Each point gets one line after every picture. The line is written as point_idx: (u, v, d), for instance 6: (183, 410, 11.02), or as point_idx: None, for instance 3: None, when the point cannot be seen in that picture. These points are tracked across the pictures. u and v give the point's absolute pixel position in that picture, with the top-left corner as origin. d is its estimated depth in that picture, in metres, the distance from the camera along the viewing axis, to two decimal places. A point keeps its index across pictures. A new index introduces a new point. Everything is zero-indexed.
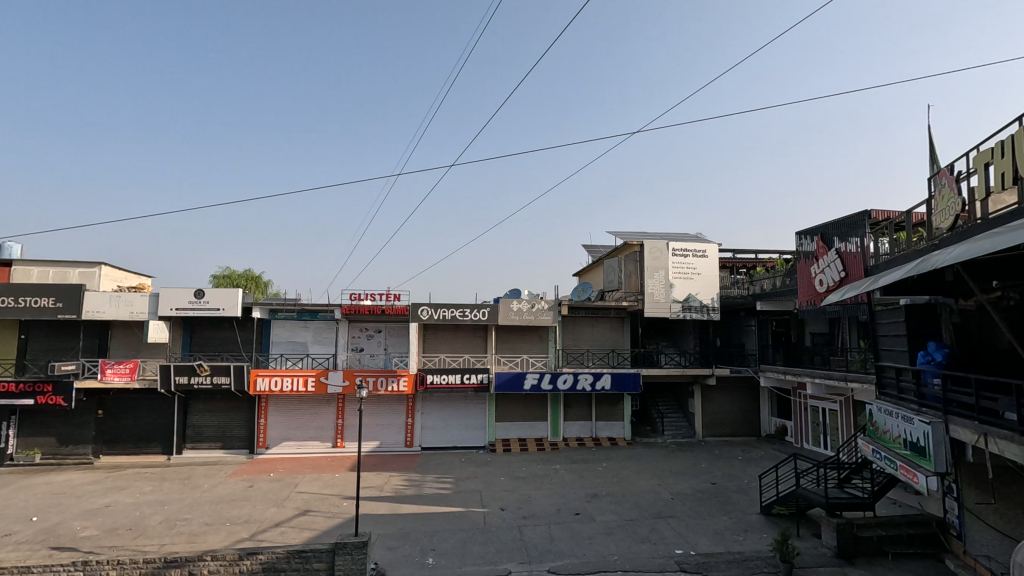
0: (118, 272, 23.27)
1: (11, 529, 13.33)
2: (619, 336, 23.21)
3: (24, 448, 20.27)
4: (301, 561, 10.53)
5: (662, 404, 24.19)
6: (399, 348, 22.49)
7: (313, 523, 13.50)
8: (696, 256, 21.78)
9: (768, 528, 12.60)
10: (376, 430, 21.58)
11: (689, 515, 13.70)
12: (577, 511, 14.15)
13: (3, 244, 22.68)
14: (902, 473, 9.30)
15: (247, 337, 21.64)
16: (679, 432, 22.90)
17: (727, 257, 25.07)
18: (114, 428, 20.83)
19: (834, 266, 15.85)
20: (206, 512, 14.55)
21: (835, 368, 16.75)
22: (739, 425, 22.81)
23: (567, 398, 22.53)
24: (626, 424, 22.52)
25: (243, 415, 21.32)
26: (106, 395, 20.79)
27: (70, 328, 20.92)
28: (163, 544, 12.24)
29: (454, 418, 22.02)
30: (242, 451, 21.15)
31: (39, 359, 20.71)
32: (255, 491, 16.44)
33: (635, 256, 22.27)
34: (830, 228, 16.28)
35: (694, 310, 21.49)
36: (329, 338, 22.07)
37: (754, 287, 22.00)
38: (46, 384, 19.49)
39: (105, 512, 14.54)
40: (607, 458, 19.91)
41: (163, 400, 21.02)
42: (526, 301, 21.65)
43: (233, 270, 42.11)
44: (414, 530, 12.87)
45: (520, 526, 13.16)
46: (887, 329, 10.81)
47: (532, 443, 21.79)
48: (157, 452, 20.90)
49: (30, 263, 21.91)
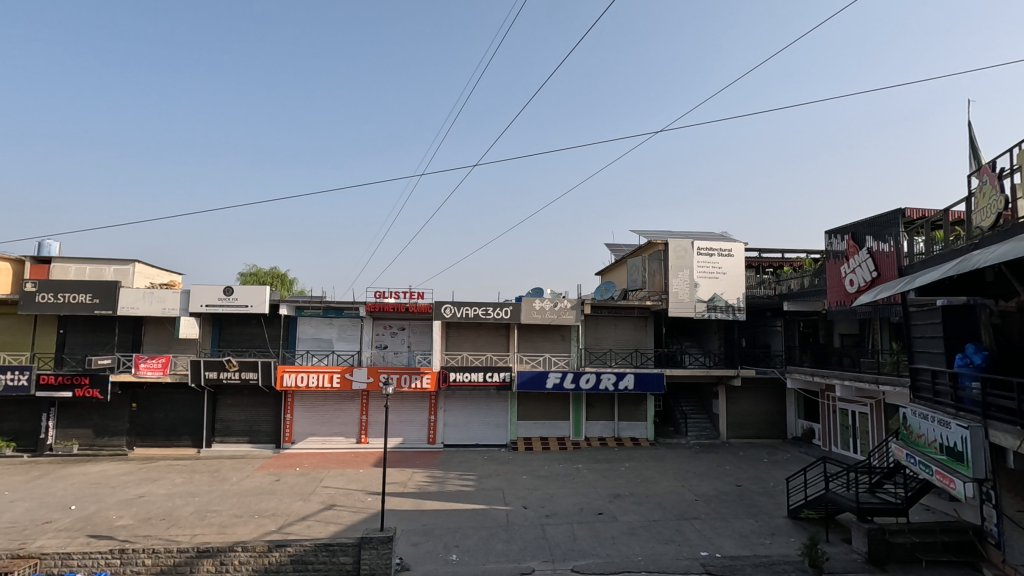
0: (151, 269, 23.98)
1: (51, 517, 13.81)
2: (642, 335, 23.05)
3: (62, 439, 20.98)
4: (328, 555, 10.70)
5: (686, 404, 23.92)
6: (423, 346, 22.68)
7: (338, 517, 13.71)
8: (722, 255, 21.45)
9: (796, 532, 12.38)
10: (400, 426, 21.80)
11: (714, 517, 13.53)
12: (600, 511, 14.08)
13: (43, 243, 23.59)
14: (937, 478, 9.05)
15: (274, 334, 22.05)
16: (702, 433, 22.64)
17: (753, 257, 24.68)
18: (147, 421, 21.44)
19: (865, 266, 15.50)
20: (235, 504, 14.88)
21: (865, 370, 16.41)
22: (765, 427, 22.47)
23: (590, 398, 22.44)
24: (649, 424, 22.36)
25: (270, 410, 21.73)
26: (140, 389, 21.41)
27: (106, 323, 21.58)
28: (195, 535, 12.57)
29: (477, 416, 22.13)
30: (269, 445, 21.56)
31: (76, 353, 21.41)
32: (281, 485, 16.77)
33: (659, 254, 22.07)
34: (861, 228, 15.89)
35: (719, 309, 21.21)
36: (354, 335, 22.36)
37: (781, 287, 21.59)
38: (83, 377, 20.15)
39: (138, 503, 14.97)
40: (630, 458, 19.82)
41: (194, 394, 21.57)
42: (549, 300, 21.64)
43: (259, 269, 43.04)
44: (438, 527, 12.97)
45: (543, 524, 13.17)
46: (922, 330, 10.48)
47: (554, 442, 21.76)
48: (187, 445, 21.44)
49: (68, 260, 22.69)
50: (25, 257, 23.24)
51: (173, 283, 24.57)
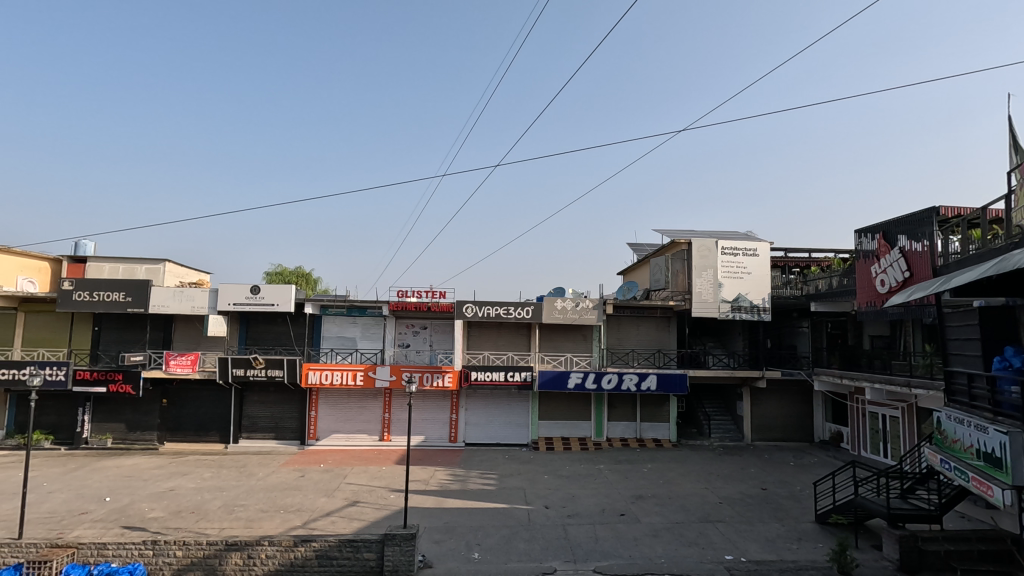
0: (180, 268, 24.62)
1: (87, 509, 14.27)
2: (665, 335, 22.82)
3: (97, 433, 21.66)
4: (352, 550, 10.85)
5: (710, 406, 23.62)
6: (445, 345, 22.83)
7: (362, 514, 13.88)
8: (747, 255, 21.11)
9: (824, 538, 12.12)
10: (422, 424, 21.96)
11: (738, 520, 13.33)
12: (622, 512, 13.99)
13: (79, 243, 24.44)
14: (974, 485, 8.76)
15: (299, 332, 22.42)
16: (726, 434, 22.33)
17: (779, 256, 24.25)
18: (177, 417, 22.01)
19: (897, 265, 15.11)
20: (261, 499, 15.18)
21: (897, 373, 16.01)
22: (791, 430, 22.07)
23: (611, 398, 22.31)
24: (671, 425, 22.14)
25: (296, 407, 22.11)
26: (170, 385, 21.97)
27: (138, 320, 22.21)
28: (223, 528, 12.84)
29: (498, 415, 22.18)
30: (294, 442, 21.92)
31: (111, 349, 22.09)
32: (306, 481, 17.05)
33: (682, 254, 21.84)
34: (892, 227, 15.49)
35: (744, 310, 20.89)
36: (377, 334, 22.60)
37: (808, 287, 20.97)
38: (117, 373, 20.70)
39: (169, 496, 15.37)
40: (652, 459, 19.65)
41: (222, 390, 22.07)
42: (571, 300, 21.56)
43: (285, 268, 43.84)
44: (460, 525, 13.03)
45: (565, 524, 13.15)
46: (957, 332, 10.15)
47: (575, 443, 21.68)
48: (215, 440, 21.95)
49: (102, 259, 23.44)
50: (63, 257, 24.11)
51: (202, 282, 25.11)
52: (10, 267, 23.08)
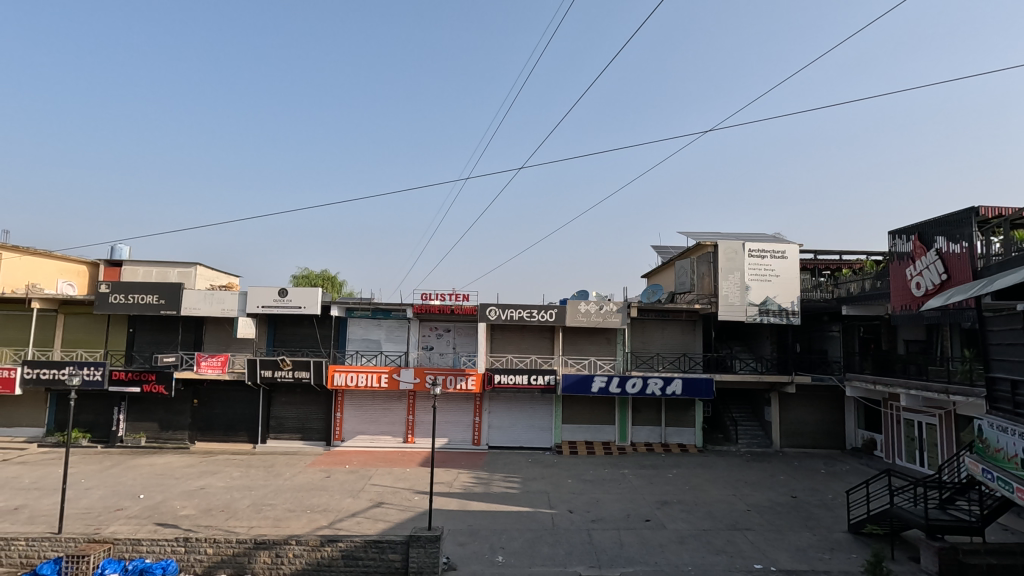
0: (211, 271, 25.27)
1: (122, 505, 14.68)
2: (691, 339, 22.48)
3: (132, 431, 22.26)
4: (377, 551, 10.92)
5: (737, 411, 23.19)
6: (468, 347, 22.93)
7: (387, 515, 13.99)
8: (775, 257, 20.70)
9: (858, 548, 11.79)
10: (445, 427, 22.05)
11: (768, 528, 13.02)
12: (648, 518, 13.81)
13: (115, 247, 25.29)
14: (1018, 496, 8.39)
15: (325, 334, 22.74)
16: (754, 441, 21.89)
17: (808, 258, 23.69)
18: (207, 417, 22.51)
19: (933, 267, 14.63)
20: (289, 499, 15.42)
21: (933, 379, 15.49)
22: (822, 436, 21.52)
23: (636, 403, 22.08)
24: (697, 431, 21.80)
25: (322, 408, 22.42)
26: (200, 386, 22.48)
27: (170, 322, 22.80)
28: (251, 527, 13.08)
29: (521, 418, 22.13)
30: (319, 442, 22.23)
31: (145, 350, 22.71)
32: (332, 481, 17.27)
33: (709, 256, 21.54)
34: (929, 228, 14.99)
35: (772, 313, 20.50)
36: (401, 336, 22.79)
37: (839, 290, 20.14)
38: (150, 373, 21.27)
39: (200, 494, 15.72)
40: (678, 465, 19.36)
41: (250, 391, 22.50)
42: (594, 303, 21.39)
43: (311, 271, 44.48)
44: (483, 528, 13.01)
45: (589, 529, 13.02)
46: (999, 336, 9.74)
47: (599, 447, 21.53)
48: (244, 440, 22.39)
49: (137, 263, 24.22)
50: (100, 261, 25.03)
51: (231, 285, 25.73)
52: (50, 270, 24.03)
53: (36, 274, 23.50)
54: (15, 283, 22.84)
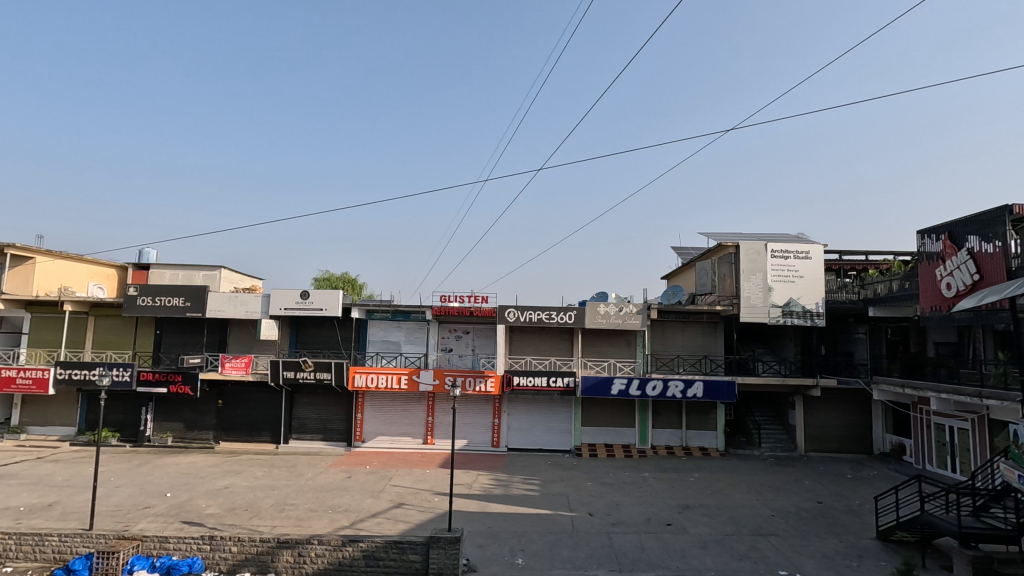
0: (235, 274, 25.79)
1: (150, 503, 15.02)
2: (712, 341, 22.20)
3: (159, 431, 22.76)
4: (398, 552, 10.98)
5: (760, 414, 22.81)
6: (487, 349, 22.98)
7: (407, 516, 14.06)
8: (799, 257, 20.35)
9: (887, 556, 11.50)
10: (465, 428, 22.10)
11: (793, 534, 12.78)
12: (669, 522, 13.66)
13: (143, 250, 25.95)
14: None
15: (346, 336, 22.98)
16: (778, 445, 21.50)
17: (833, 258, 23.21)
18: (231, 417, 22.90)
19: (965, 267, 14.25)
20: (311, 499, 15.60)
21: (965, 382, 15.06)
22: (848, 441, 21.03)
23: (656, 405, 21.87)
24: (719, 434, 21.49)
25: (343, 409, 22.66)
26: (225, 386, 22.90)
27: (196, 324, 23.27)
28: (274, 526, 13.25)
29: (541, 420, 22.08)
30: (340, 443, 22.47)
31: (171, 351, 23.21)
32: (353, 482, 17.42)
33: (730, 257, 21.26)
34: (960, 227, 14.59)
35: (796, 315, 20.13)
36: (421, 338, 22.93)
37: (866, 291, 19.69)
38: (176, 374, 21.73)
39: (225, 493, 16.00)
40: (699, 469, 19.10)
41: (273, 392, 22.84)
42: (613, 305, 21.27)
43: (332, 273, 45.07)
44: (503, 530, 13.00)
45: (609, 533, 12.92)
46: None
47: (619, 450, 21.37)
48: (267, 440, 22.72)
49: (164, 266, 24.83)
50: (129, 265, 25.69)
51: (255, 288, 26.23)
52: (81, 273, 24.75)
53: (68, 277, 24.20)
54: (49, 286, 23.55)
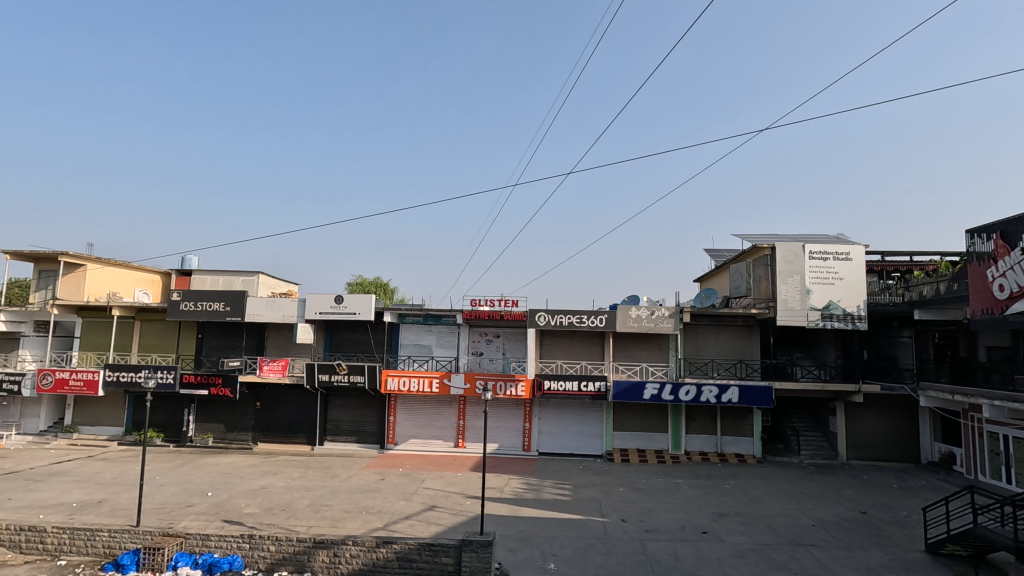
0: (272, 280, 26.53)
1: (192, 501, 15.52)
2: (747, 345, 21.70)
3: (200, 432, 23.52)
4: (430, 554, 11.05)
5: (798, 420, 22.16)
6: (517, 353, 23.00)
7: (439, 519, 14.14)
8: (838, 258, 19.73)
9: (936, 570, 10.99)
10: (496, 432, 22.16)
11: (835, 545, 12.35)
12: (704, 530, 13.37)
13: (186, 257, 26.90)
14: None
15: (379, 339, 23.33)
16: (817, 452, 20.84)
17: (874, 259, 22.42)
18: (269, 419, 23.50)
19: (1019, 268, 13.55)
20: (345, 500, 15.87)
21: (1020, 389, 14.32)
22: (893, 449, 20.24)
23: (690, 410, 21.48)
24: (756, 441, 20.95)
25: (376, 412, 23.00)
26: (263, 389, 23.52)
27: (235, 328, 23.99)
28: (311, 526, 13.53)
29: (572, 424, 21.94)
30: (374, 445, 22.80)
31: (212, 355, 23.98)
32: (386, 484, 17.64)
33: (766, 259, 20.74)
34: (1014, 225, 13.90)
35: (836, 318, 19.49)
36: (451, 342, 23.11)
37: (911, 293, 18.96)
38: (217, 377, 22.43)
39: (263, 493, 16.42)
40: (735, 476, 18.65)
41: (309, 394, 23.34)
42: (645, 308, 21.01)
43: (365, 278, 45.86)
44: (535, 534, 12.95)
45: (643, 540, 12.73)
46: None
47: (652, 455, 21.06)
48: (302, 442, 23.21)
49: (205, 272, 25.69)
50: (172, 271, 26.69)
51: (291, 293, 26.93)
52: (128, 280, 25.89)
53: (116, 283, 25.31)
54: (99, 292, 24.65)
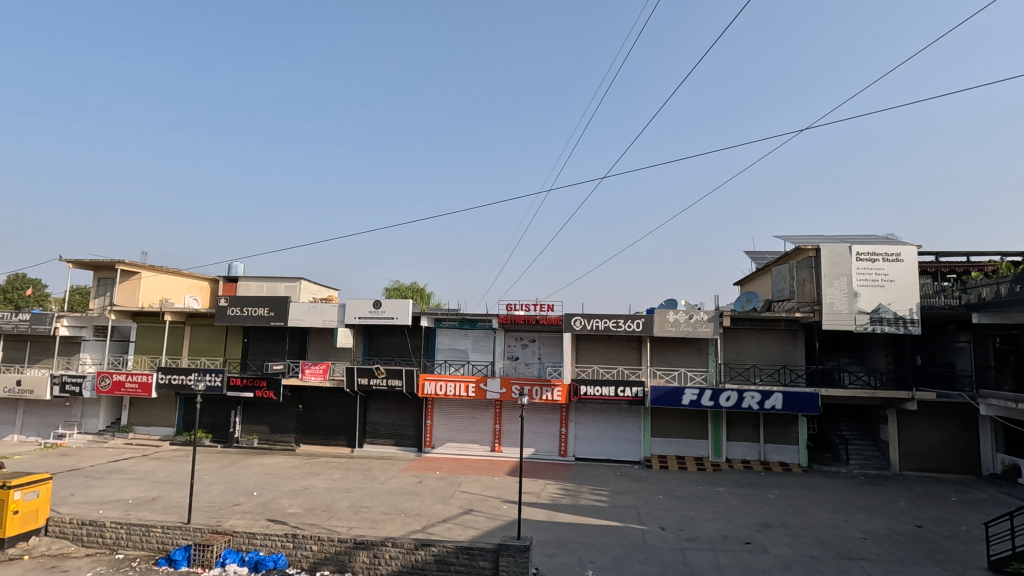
0: (313, 285, 27.27)
1: (238, 500, 16.05)
2: (791, 349, 21.01)
3: (246, 433, 24.32)
4: (468, 558, 11.11)
5: (847, 428, 21.31)
6: (553, 357, 22.92)
7: (476, 522, 14.20)
8: (888, 260, 18.93)
9: None
10: (532, 437, 22.12)
11: (888, 560, 11.80)
12: (747, 541, 12.99)
13: (232, 264, 27.94)
14: None
15: (416, 344, 23.67)
16: (868, 462, 19.99)
17: (927, 260, 21.39)
18: (310, 421, 24.10)
19: None
20: (383, 502, 16.11)
21: None
22: (950, 460, 19.21)
23: (731, 417, 20.94)
24: (801, 449, 20.25)
25: (413, 415, 23.32)
26: (305, 392, 24.15)
27: (279, 332, 24.75)
28: (351, 527, 13.80)
29: (609, 429, 21.70)
30: (411, 448, 23.10)
31: (257, 358, 24.80)
32: (423, 487, 17.83)
33: (810, 260, 20.07)
34: None
35: (886, 322, 18.68)
36: (487, 346, 23.23)
37: (968, 296, 18.02)
38: (261, 380, 23.16)
39: (305, 494, 16.84)
40: (779, 485, 18.05)
41: (348, 398, 23.85)
42: (683, 312, 20.63)
43: (401, 283, 46.58)
44: (572, 541, 12.85)
45: (683, 549, 12.47)
46: None
47: (691, 462, 20.62)
48: (342, 444, 23.70)
49: (250, 279, 26.64)
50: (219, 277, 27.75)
51: (331, 298, 27.62)
52: (179, 287, 27.05)
53: (168, 289, 26.48)
54: (152, 298, 25.82)
